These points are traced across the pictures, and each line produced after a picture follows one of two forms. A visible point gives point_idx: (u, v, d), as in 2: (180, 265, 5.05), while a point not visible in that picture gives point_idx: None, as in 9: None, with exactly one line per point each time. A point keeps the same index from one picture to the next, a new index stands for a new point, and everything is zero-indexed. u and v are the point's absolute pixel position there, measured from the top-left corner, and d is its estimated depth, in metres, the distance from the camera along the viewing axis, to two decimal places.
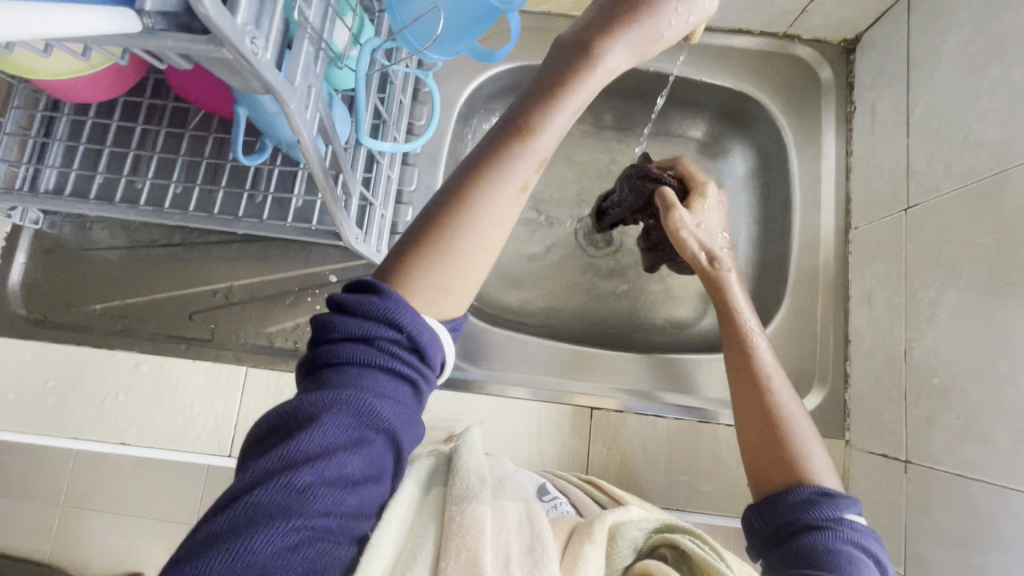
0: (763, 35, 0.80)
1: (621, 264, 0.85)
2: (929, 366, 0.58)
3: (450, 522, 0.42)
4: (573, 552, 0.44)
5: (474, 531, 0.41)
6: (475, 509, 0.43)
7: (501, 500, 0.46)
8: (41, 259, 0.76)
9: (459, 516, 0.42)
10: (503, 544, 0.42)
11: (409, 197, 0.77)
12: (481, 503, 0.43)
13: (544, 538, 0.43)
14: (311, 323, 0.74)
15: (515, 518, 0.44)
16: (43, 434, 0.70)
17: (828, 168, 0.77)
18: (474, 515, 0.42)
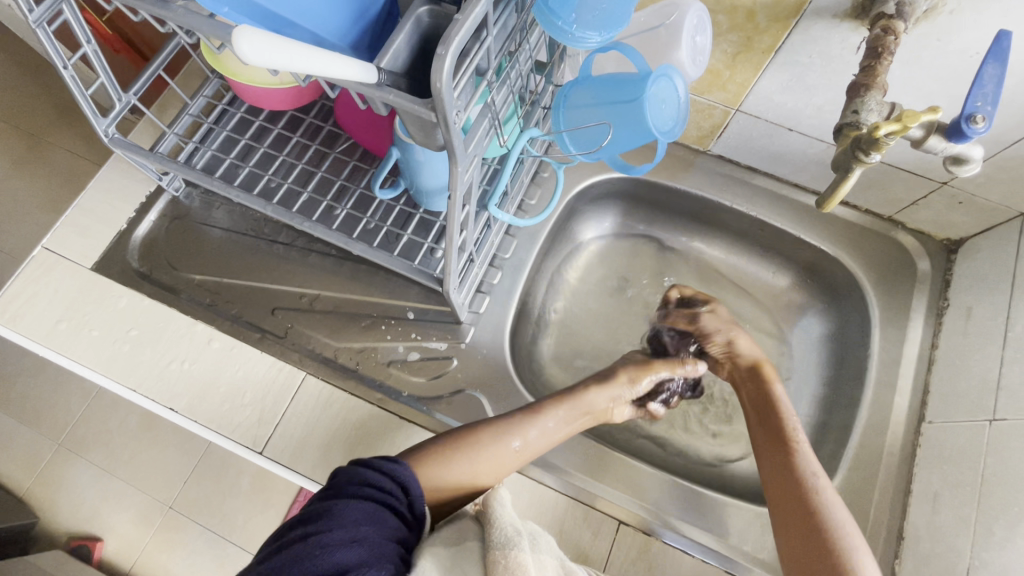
0: (869, 213, 0.84)
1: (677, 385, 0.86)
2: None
3: (499, 564, 0.51)
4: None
5: (522, 573, 0.51)
6: (519, 555, 0.52)
7: (539, 553, 0.55)
8: (166, 221, 0.84)
9: (506, 559, 0.52)
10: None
11: (501, 263, 0.82)
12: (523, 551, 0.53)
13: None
14: (378, 350, 0.77)
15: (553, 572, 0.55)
16: (107, 377, 0.74)
17: (911, 354, 0.76)
18: (519, 560, 0.52)
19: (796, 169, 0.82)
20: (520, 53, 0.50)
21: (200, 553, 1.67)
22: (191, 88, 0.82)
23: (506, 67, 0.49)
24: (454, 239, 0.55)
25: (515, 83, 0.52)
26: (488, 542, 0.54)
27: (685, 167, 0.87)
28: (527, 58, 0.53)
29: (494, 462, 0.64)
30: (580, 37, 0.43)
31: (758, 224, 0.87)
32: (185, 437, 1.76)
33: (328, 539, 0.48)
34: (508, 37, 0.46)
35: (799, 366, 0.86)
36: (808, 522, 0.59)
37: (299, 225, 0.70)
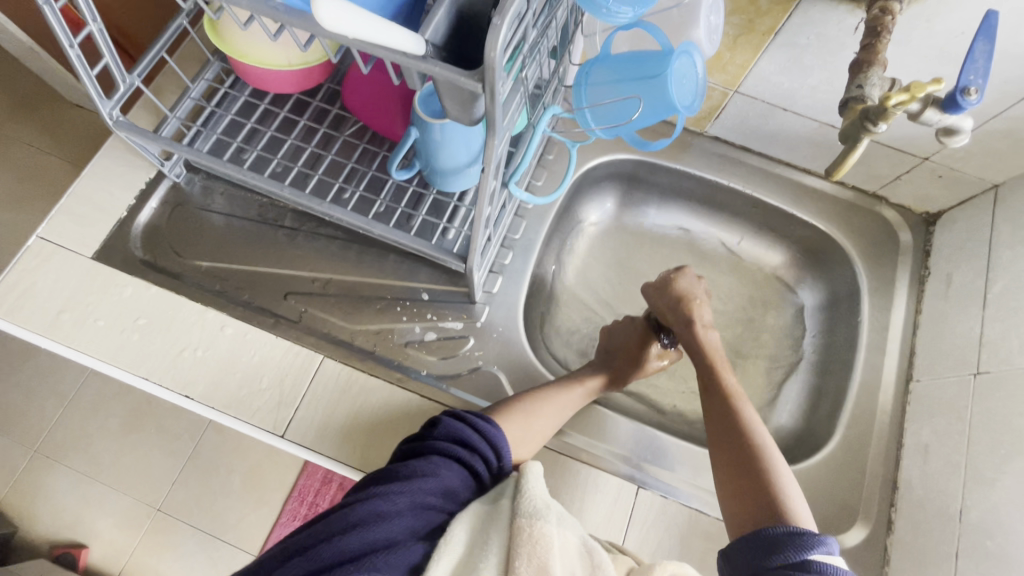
0: (855, 190, 0.89)
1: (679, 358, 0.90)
2: (988, 532, 0.59)
3: (522, 533, 0.54)
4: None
5: (543, 544, 0.54)
6: (543, 528, 0.55)
7: (564, 529, 0.57)
8: (167, 209, 0.82)
9: (530, 530, 0.54)
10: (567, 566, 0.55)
11: (512, 243, 0.83)
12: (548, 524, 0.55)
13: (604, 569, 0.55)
14: (394, 331, 0.78)
15: (574, 547, 0.57)
16: (117, 367, 0.72)
17: (897, 319, 0.82)
18: (542, 532, 0.54)
19: (788, 149, 0.87)
20: (549, 29, 0.51)
21: (192, 555, 1.64)
22: (191, 71, 0.80)
23: (539, 43, 0.50)
24: (482, 213, 0.56)
25: (541, 58, 0.53)
26: (516, 510, 0.57)
27: (683, 148, 0.91)
28: (553, 34, 0.54)
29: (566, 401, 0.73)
30: (611, 11, 0.45)
31: (752, 201, 0.91)
32: (171, 437, 1.71)
33: (389, 507, 0.54)
34: (544, 11, 0.47)
35: (793, 336, 0.91)
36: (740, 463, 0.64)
37: (315, 208, 0.70)
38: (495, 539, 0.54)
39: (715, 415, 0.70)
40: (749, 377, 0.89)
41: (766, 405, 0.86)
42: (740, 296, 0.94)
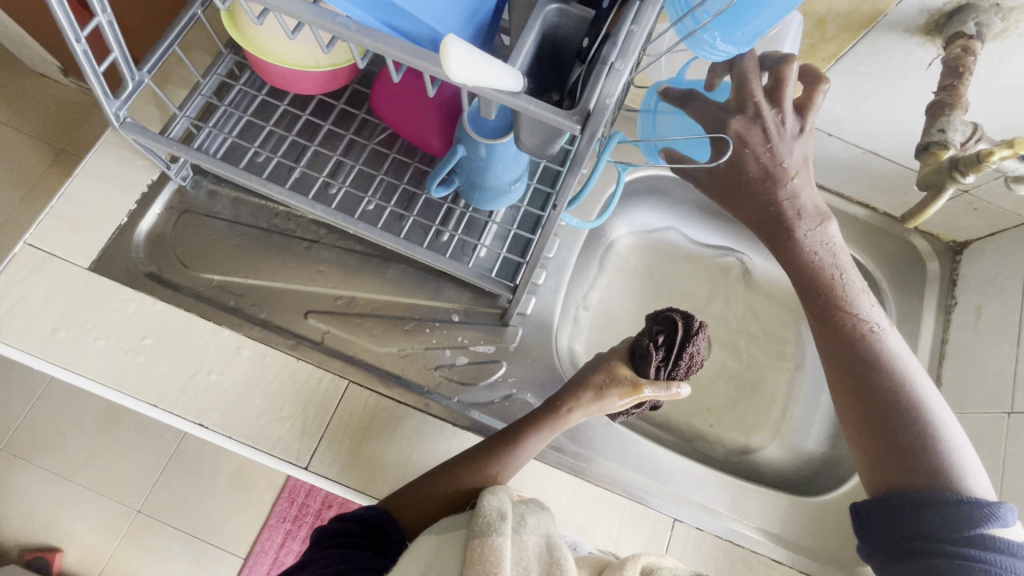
0: (885, 214, 0.89)
1: (704, 380, 0.89)
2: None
3: (473, 553, 0.52)
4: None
5: (494, 559, 0.51)
6: (497, 541, 0.53)
7: (522, 534, 0.55)
8: (172, 215, 0.75)
9: (481, 549, 0.52)
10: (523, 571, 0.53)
11: (544, 262, 0.80)
12: (503, 536, 0.53)
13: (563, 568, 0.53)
14: (422, 355, 0.74)
15: (536, 550, 0.55)
16: (122, 392, 0.66)
17: (924, 348, 0.82)
18: (497, 545, 0.52)
19: (824, 172, 0.85)
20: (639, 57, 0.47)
21: (176, 557, 1.57)
22: (201, 63, 0.73)
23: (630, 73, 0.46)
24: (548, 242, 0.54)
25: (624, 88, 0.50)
26: (471, 529, 0.54)
27: None
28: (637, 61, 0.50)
29: (529, 449, 0.66)
30: (715, 45, 0.50)
31: None
32: (151, 435, 1.63)
33: None
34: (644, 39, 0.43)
35: (815, 359, 0.91)
36: (870, 418, 0.52)
37: (348, 226, 0.65)
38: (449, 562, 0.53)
39: (830, 339, 0.56)
40: (773, 400, 0.89)
41: (789, 429, 0.87)
42: (765, 318, 0.93)
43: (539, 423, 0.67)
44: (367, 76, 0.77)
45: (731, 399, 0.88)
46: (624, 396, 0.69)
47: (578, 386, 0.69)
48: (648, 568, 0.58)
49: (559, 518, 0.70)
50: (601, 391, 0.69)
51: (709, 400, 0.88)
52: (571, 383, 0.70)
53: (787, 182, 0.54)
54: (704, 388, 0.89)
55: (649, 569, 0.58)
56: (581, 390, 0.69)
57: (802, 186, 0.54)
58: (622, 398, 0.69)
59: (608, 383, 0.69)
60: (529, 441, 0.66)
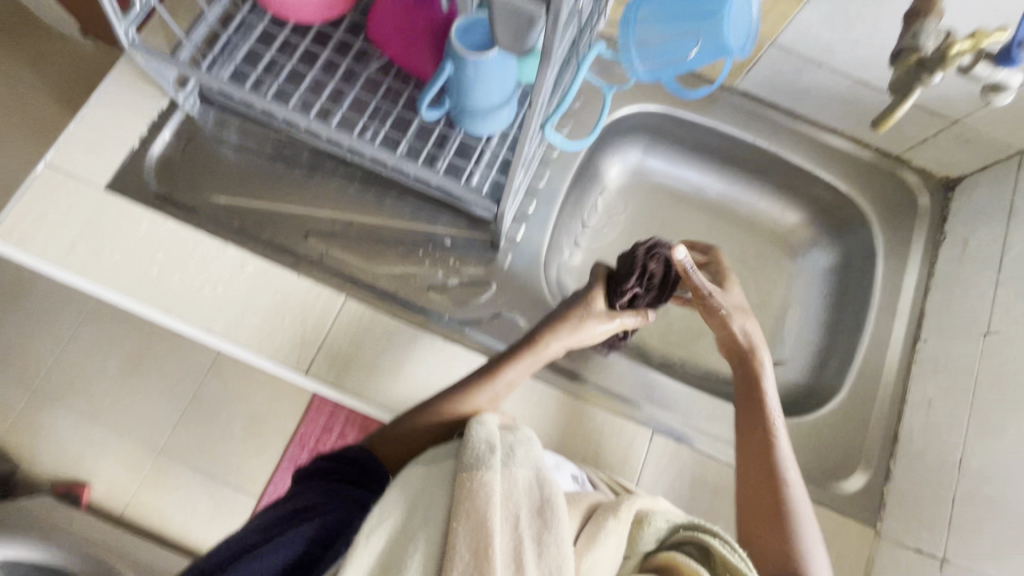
0: (878, 151, 0.89)
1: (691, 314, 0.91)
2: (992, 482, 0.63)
3: (463, 487, 0.53)
4: (597, 526, 0.58)
5: (484, 493, 0.52)
6: (486, 475, 0.54)
7: (512, 467, 0.57)
8: (182, 141, 0.79)
9: (470, 481, 0.53)
10: (513, 507, 0.54)
11: (535, 192, 0.83)
12: (491, 470, 0.54)
13: (552, 505, 0.54)
14: (416, 275, 0.77)
15: (525, 484, 0.56)
16: (136, 300, 0.71)
17: (910, 281, 0.83)
18: (485, 480, 0.53)
19: (815, 106, 0.86)
20: None
21: (195, 495, 1.67)
22: None
23: None
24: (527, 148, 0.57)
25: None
26: (460, 463, 0.55)
27: (710, 101, 0.89)
28: None
29: (510, 377, 0.68)
30: None
31: (775, 159, 0.90)
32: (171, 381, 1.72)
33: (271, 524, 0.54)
34: None
35: (802, 296, 0.93)
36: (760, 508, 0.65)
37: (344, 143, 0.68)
38: (435, 500, 0.53)
39: (756, 460, 0.68)
40: (760, 334, 0.91)
41: (773, 361, 0.89)
42: (755, 256, 0.95)
43: (518, 356, 0.69)
44: (364, 6, 0.79)
45: None
46: (604, 322, 0.73)
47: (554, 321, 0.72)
48: (643, 511, 0.62)
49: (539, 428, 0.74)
50: (579, 322, 0.72)
51: (695, 333, 0.90)
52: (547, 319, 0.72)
53: (741, 325, 0.74)
54: (691, 322, 0.91)
55: (642, 513, 0.62)
56: (566, 318, 0.72)
57: (750, 329, 0.75)
58: (604, 318, 0.73)
59: (584, 316, 0.72)
60: (511, 369, 0.68)
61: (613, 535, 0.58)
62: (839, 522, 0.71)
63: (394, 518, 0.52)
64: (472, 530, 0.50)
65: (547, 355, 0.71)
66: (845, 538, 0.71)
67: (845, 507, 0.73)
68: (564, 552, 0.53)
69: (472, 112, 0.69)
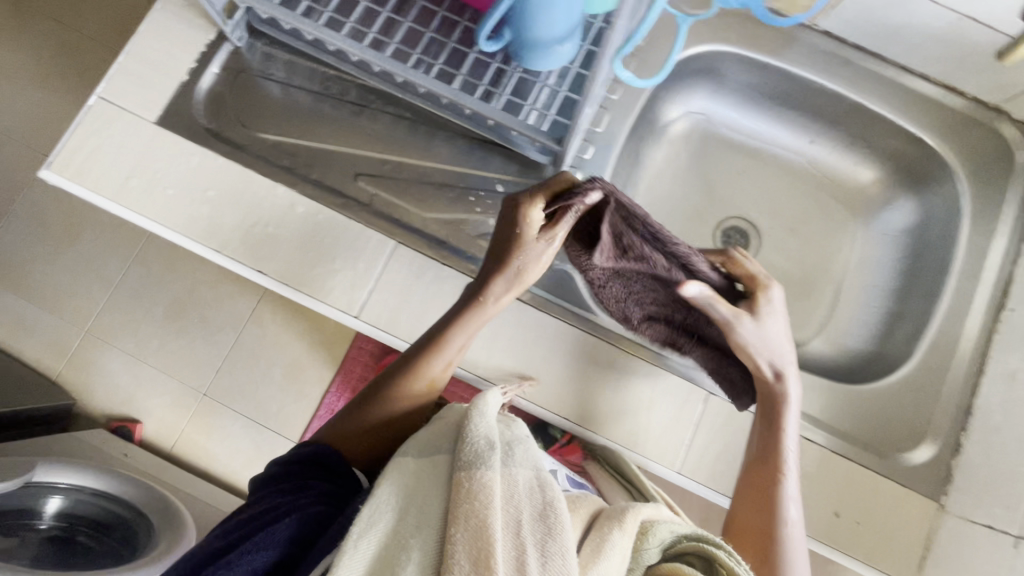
0: (973, 101, 0.81)
1: None
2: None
3: (461, 489, 0.50)
4: (601, 537, 0.55)
5: (484, 494, 0.49)
6: (485, 476, 0.50)
7: (512, 468, 0.53)
8: (230, 76, 0.77)
9: (468, 482, 0.50)
10: (514, 512, 0.50)
11: (592, 136, 0.78)
12: (491, 470, 0.51)
13: (555, 509, 0.51)
14: (467, 222, 0.75)
15: (526, 485, 0.53)
16: (190, 238, 0.71)
17: (999, 245, 0.77)
18: (484, 480, 0.50)
19: (907, 49, 0.78)
20: None
21: (238, 436, 1.74)
22: None
23: None
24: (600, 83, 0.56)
25: None
26: (456, 462, 0.52)
27: (789, 41, 0.81)
28: None
29: (458, 341, 0.64)
30: None
31: (856, 108, 0.82)
32: (213, 328, 1.78)
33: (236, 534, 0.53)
34: None
35: (868, 260, 0.88)
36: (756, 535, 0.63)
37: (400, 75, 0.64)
38: (433, 496, 0.51)
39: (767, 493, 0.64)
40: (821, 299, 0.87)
41: (835, 326, 0.85)
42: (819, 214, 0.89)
43: (462, 321, 0.64)
44: None
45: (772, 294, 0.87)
46: (548, 240, 0.62)
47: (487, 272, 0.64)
48: (647, 523, 0.59)
49: (588, 381, 0.72)
50: (507, 266, 0.63)
51: None
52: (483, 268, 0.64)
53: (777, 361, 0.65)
54: None
55: (647, 525, 0.59)
56: (495, 264, 0.63)
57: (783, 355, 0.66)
58: (542, 245, 0.62)
59: (523, 258, 0.62)
60: (457, 334, 0.64)
61: (620, 549, 0.54)
62: (901, 495, 0.68)
63: (387, 518, 0.49)
64: (473, 530, 0.47)
65: (486, 307, 0.64)
66: (907, 511, 0.68)
67: (908, 479, 0.69)
68: (569, 563, 0.48)
69: (537, 43, 0.64)
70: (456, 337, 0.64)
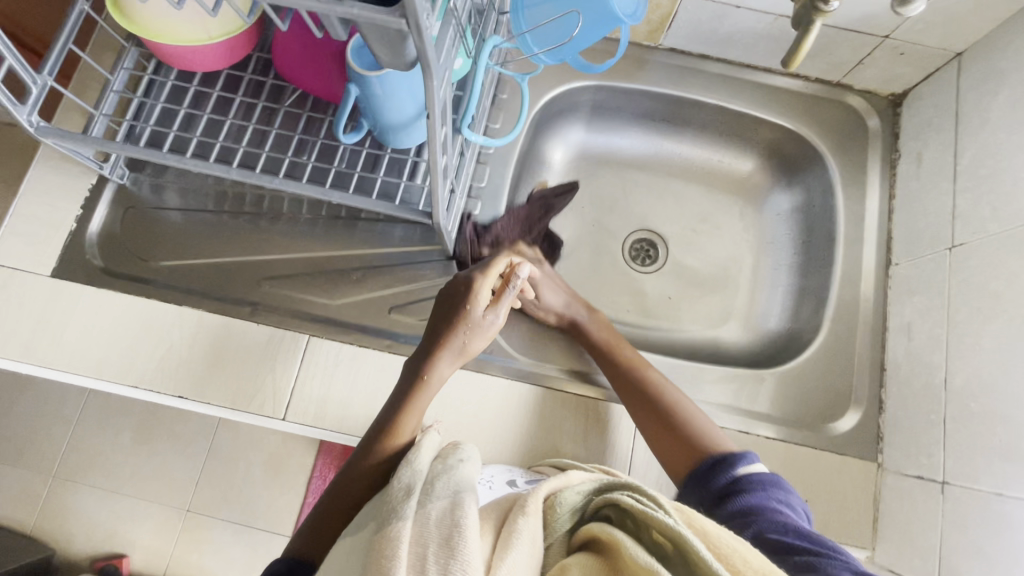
0: (818, 81, 0.87)
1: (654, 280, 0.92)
2: (1005, 389, 0.58)
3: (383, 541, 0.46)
4: (508, 531, 0.49)
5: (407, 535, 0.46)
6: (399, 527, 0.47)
7: (428, 502, 0.50)
8: (117, 214, 0.79)
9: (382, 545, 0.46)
10: (422, 547, 0.45)
11: (479, 192, 0.82)
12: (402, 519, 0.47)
13: (461, 531, 0.46)
14: (372, 301, 0.77)
15: (438, 514, 0.48)
16: (106, 381, 0.71)
17: (872, 207, 0.82)
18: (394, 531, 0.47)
19: (746, 49, 0.84)
20: None
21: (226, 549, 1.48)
22: (105, 61, 0.75)
23: None
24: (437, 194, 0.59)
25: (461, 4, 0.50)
26: None
27: (638, 63, 0.87)
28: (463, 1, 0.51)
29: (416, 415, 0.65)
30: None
31: (716, 109, 0.88)
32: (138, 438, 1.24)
33: None
34: None
35: (769, 243, 0.92)
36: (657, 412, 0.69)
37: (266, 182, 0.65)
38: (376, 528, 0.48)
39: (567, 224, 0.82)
40: (733, 293, 0.91)
41: (751, 311, 0.89)
42: (712, 211, 0.95)
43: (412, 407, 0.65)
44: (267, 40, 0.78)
45: (684, 295, 0.91)
46: (494, 313, 0.72)
47: (433, 350, 0.68)
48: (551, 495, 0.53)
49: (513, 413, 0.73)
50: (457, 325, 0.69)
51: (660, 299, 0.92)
52: (426, 346, 0.69)
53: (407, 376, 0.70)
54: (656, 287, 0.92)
55: (553, 496, 0.53)
56: (456, 326, 0.69)
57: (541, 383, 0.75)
58: (486, 319, 0.71)
59: (466, 333, 0.70)
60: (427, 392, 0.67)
61: (528, 535, 0.48)
62: (839, 464, 0.71)
63: None
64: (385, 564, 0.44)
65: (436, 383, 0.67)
66: (849, 482, 0.70)
67: (846, 445, 0.72)
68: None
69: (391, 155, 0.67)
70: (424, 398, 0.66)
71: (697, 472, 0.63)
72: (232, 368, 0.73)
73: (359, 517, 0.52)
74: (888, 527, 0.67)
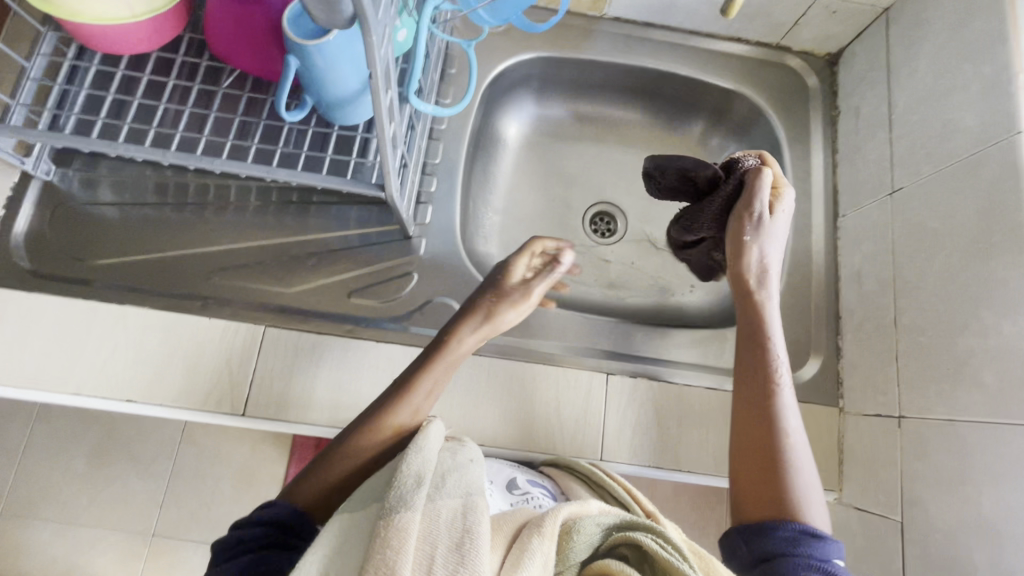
0: (758, 44, 0.89)
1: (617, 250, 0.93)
2: (950, 321, 0.61)
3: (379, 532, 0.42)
4: (520, 548, 0.46)
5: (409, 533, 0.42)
6: (405, 519, 0.43)
7: (437, 499, 0.46)
8: (45, 213, 0.74)
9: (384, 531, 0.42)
10: (428, 550, 0.42)
11: (433, 168, 0.81)
12: (410, 511, 0.43)
13: (474, 540, 0.43)
14: (330, 286, 0.75)
15: (448, 512, 0.45)
16: (42, 390, 0.66)
17: (818, 163, 0.85)
18: (400, 524, 0.42)
19: (687, 15, 0.85)
20: None
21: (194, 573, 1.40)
22: (19, 49, 0.70)
23: None
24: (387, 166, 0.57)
25: None
26: None
27: (585, 34, 0.88)
28: None
29: (428, 386, 0.59)
30: None
31: (664, 76, 0.89)
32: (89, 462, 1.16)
33: None
34: None
35: None
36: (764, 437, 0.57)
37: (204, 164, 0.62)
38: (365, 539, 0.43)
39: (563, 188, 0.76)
40: None
41: None
42: None
43: (428, 370, 0.60)
44: (199, 21, 0.74)
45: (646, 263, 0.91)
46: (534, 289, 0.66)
47: (463, 313, 0.64)
48: (570, 520, 0.50)
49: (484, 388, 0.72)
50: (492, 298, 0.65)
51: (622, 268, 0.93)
52: (459, 310, 0.65)
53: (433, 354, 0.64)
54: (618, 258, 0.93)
55: (570, 522, 0.50)
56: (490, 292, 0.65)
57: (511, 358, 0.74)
58: (520, 291, 0.66)
59: (500, 300, 0.65)
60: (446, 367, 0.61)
61: (541, 560, 0.45)
62: (804, 412, 0.73)
63: None
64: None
65: (458, 358, 0.62)
66: (814, 427, 0.72)
67: (809, 392, 0.74)
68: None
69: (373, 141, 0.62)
70: (441, 372, 0.60)
71: (762, 525, 0.52)
72: (183, 366, 0.69)
73: (358, 494, 0.47)
74: (853, 467, 0.70)
